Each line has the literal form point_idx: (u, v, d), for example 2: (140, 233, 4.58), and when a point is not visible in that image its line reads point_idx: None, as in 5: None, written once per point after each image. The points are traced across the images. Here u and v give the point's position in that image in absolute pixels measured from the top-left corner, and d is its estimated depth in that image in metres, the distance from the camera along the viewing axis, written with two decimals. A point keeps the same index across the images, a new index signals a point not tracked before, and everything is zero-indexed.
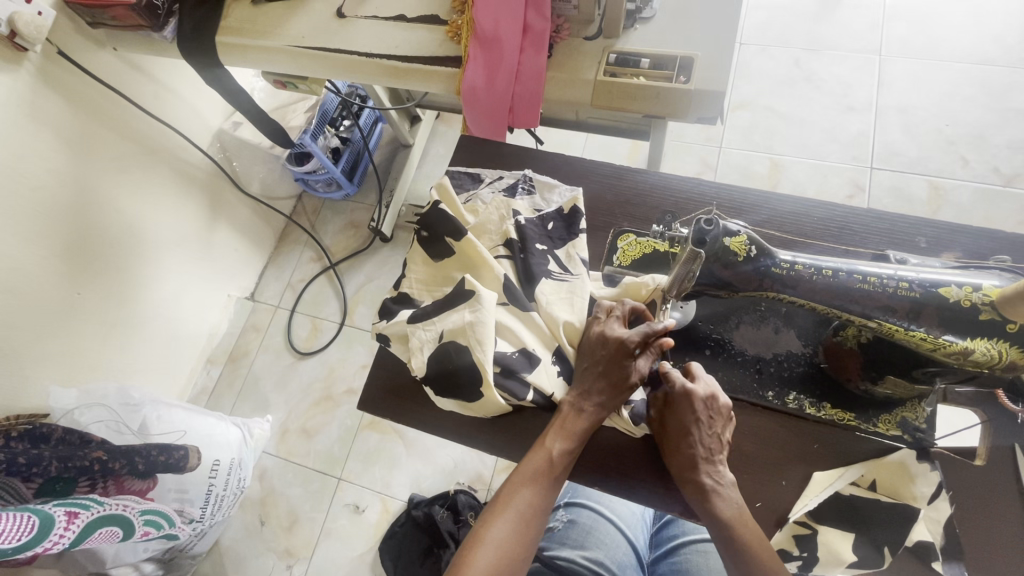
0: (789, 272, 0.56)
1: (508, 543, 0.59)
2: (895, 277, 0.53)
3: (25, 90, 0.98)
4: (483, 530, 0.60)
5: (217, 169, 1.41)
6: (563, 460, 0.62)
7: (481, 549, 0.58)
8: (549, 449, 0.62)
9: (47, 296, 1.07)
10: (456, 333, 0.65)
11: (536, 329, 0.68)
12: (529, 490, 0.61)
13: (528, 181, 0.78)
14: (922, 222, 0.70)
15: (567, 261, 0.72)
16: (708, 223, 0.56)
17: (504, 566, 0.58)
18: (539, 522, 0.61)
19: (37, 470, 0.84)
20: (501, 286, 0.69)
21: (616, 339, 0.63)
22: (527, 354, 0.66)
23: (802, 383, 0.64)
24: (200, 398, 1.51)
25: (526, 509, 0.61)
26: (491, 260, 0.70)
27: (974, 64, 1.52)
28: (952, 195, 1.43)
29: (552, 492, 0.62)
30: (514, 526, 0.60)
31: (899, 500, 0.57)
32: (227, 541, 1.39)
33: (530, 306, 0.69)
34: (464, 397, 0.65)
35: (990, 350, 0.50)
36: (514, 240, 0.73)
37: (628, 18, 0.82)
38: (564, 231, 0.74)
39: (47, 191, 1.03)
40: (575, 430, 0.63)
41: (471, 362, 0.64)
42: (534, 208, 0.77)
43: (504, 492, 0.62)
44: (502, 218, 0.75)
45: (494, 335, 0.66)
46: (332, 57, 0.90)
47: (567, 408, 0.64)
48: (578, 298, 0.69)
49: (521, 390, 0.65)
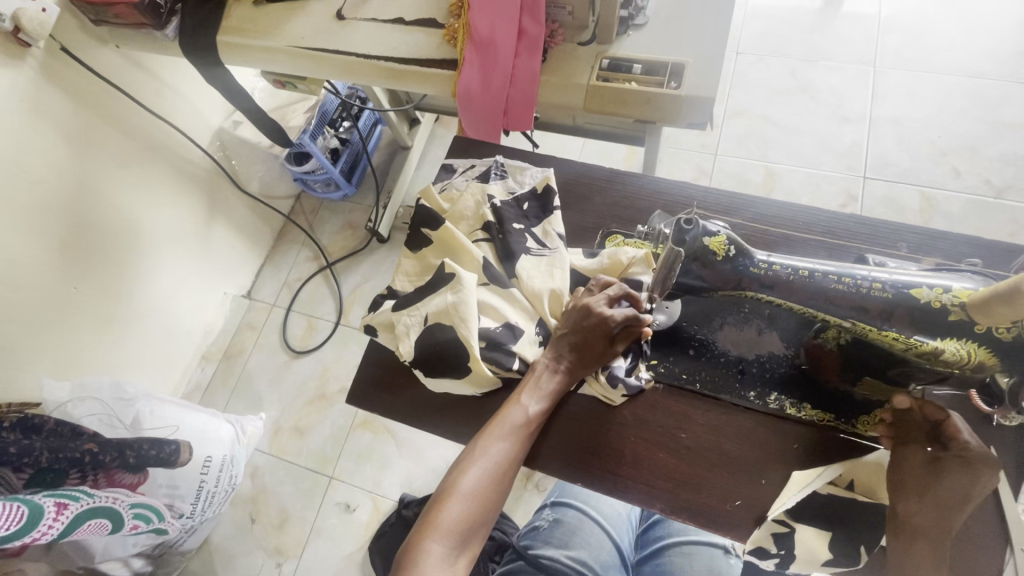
0: (767, 272, 0.57)
1: (482, 495, 0.59)
2: (869, 278, 0.54)
3: (28, 85, 0.99)
4: (458, 480, 0.60)
5: (216, 167, 1.42)
6: (537, 419, 0.64)
7: (455, 499, 0.58)
8: (524, 407, 0.63)
9: (43, 291, 1.08)
10: (440, 315, 0.67)
11: (519, 305, 0.70)
12: (504, 444, 0.62)
13: (500, 166, 0.79)
14: (905, 228, 0.71)
15: (544, 236, 0.74)
16: (687, 223, 0.58)
17: (477, 515, 0.58)
18: (512, 473, 0.62)
19: (28, 460, 0.86)
20: (481, 267, 0.71)
21: (600, 314, 0.64)
22: (510, 326, 0.68)
23: (783, 384, 0.65)
24: (194, 394, 1.52)
25: (500, 462, 0.61)
26: (470, 246, 0.72)
27: (967, 77, 1.54)
28: (944, 206, 1.45)
29: (525, 448, 0.63)
30: (488, 478, 0.60)
31: (876, 499, 0.58)
32: (217, 538, 1.39)
33: (510, 283, 0.71)
34: (453, 375, 0.66)
35: (959, 350, 0.51)
36: (491, 223, 0.75)
37: (622, 24, 0.83)
38: (539, 211, 0.76)
39: (47, 185, 1.04)
40: (548, 392, 0.64)
41: (456, 338, 0.66)
42: (509, 190, 0.78)
43: (478, 443, 0.62)
44: (479, 204, 0.76)
45: (477, 312, 0.67)
46: (329, 58, 0.92)
47: (542, 367, 0.66)
48: (558, 268, 0.71)
49: (508, 359, 0.66)
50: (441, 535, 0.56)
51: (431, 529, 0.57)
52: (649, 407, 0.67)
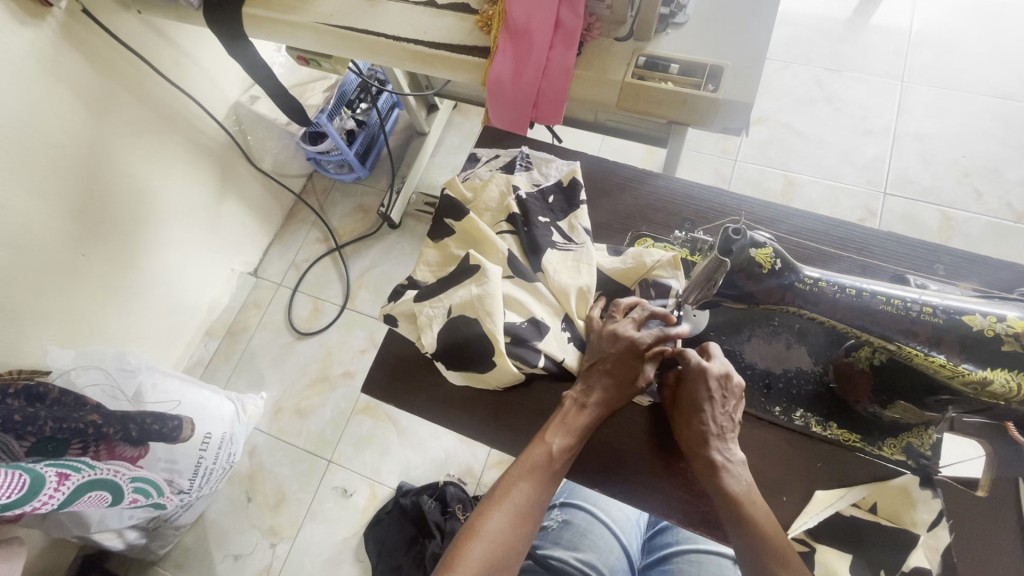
0: (812, 288, 0.56)
1: (503, 537, 0.58)
2: (919, 301, 0.53)
3: (46, 45, 0.96)
4: (480, 522, 0.59)
5: (230, 141, 1.40)
6: (562, 455, 0.61)
7: (476, 542, 0.57)
8: (548, 444, 0.62)
9: (52, 256, 1.06)
10: (464, 307, 0.65)
11: (545, 300, 0.68)
12: (526, 484, 0.61)
13: (525, 157, 0.79)
14: (939, 249, 0.69)
15: (570, 231, 0.72)
16: (736, 233, 0.55)
17: (498, 561, 0.57)
18: (535, 516, 0.60)
19: (32, 428, 0.84)
20: (506, 260, 0.69)
21: (627, 340, 0.63)
22: (536, 323, 0.66)
23: (809, 401, 0.64)
24: (195, 369, 1.51)
25: (523, 503, 0.60)
26: (494, 237, 0.70)
27: (994, 98, 1.52)
28: (963, 227, 1.44)
29: (549, 487, 0.61)
30: (508, 521, 0.59)
31: (898, 525, 0.57)
32: (213, 515, 1.39)
33: (536, 277, 0.69)
34: (476, 368, 0.66)
35: (1008, 382, 0.50)
36: (516, 215, 0.73)
37: (661, 22, 0.81)
38: (564, 204, 0.74)
39: (61, 149, 1.02)
40: (576, 426, 0.62)
41: (481, 332, 0.64)
42: (534, 181, 0.77)
43: (501, 485, 0.61)
44: (503, 195, 0.75)
45: (503, 307, 0.66)
46: (357, 37, 0.90)
47: (569, 404, 0.64)
48: (585, 266, 0.69)
49: (533, 357, 0.65)
50: None
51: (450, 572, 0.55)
52: None
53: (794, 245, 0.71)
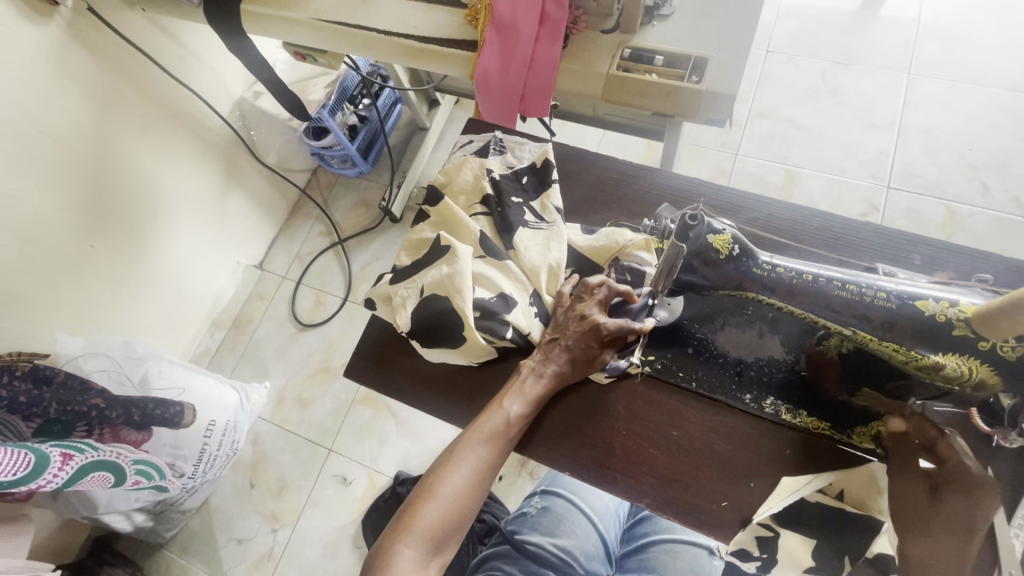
0: (769, 274, 0.57)
1: (459, 497, 0.60)
2: (874, 287, 0.53)
3: (54, 43, 1.00)
4: (437, 482, 0.61)
5: (235, 136, 1.43)
6: (518, 422, 0.64)
7: (433, 501, 0.60)
8: (506, 411, 0.64)
9: (61, 248, 1.10)
10: (435, 286, 0.67)
11: (513, 276, 0.70)
12: (484, 448, 0.62)
13: (499, 141, 0.81)
14: (920, 240, 0.69)
15: (542, 210, 0.75)
16: (692, 219, 0.57)
17: (453, 519, 0.60)
18: (491, 477, 0.63)
19: (37, 410, 0.88)
20: (478, 240, 0.72)
21: (591, 322, 0.64)
22: (505, 297, 0.68)
23: (780, 389, 0.64)
24: (202, 359, 1.55)
25: (480, 465, 0.62)
26: (467, 219, 0.73)
27: (1004, 90, 1.48)
28: (968, 222, 1.41)
29: (505, 451, 0.64)
30: (466, 483, 0.61)
31: (864, 512, 0.58)
32: (217, 500, 1.43)
33: (507, 256, 0.72)
34: (449, 344, 0.68)
35: (960, 367, 0.50)
36: (490, 196, 0.75)
37: (647, 14, 0.82)
38: (537, 184, 0.77)
39: (69, 144, 1.06)
40: (532, 396, 0.64)
41: (451, 308, 0.67)
42: (507, 165, 0.79)
43: (459, 446, 0.63)
44: (478, 178, 0.77)
45: (472, 283, 0.68)
46: (349, 32, 0.91)
47: (526, 372, 0.66)
48: (554, 243, 0.72)
49: (502, 329, 0.67)
50: (414, 538, 0.57)
51: (407, 531, 0.58)
52: (647, 403, 0.67)
53: (771, 235, 0.72)
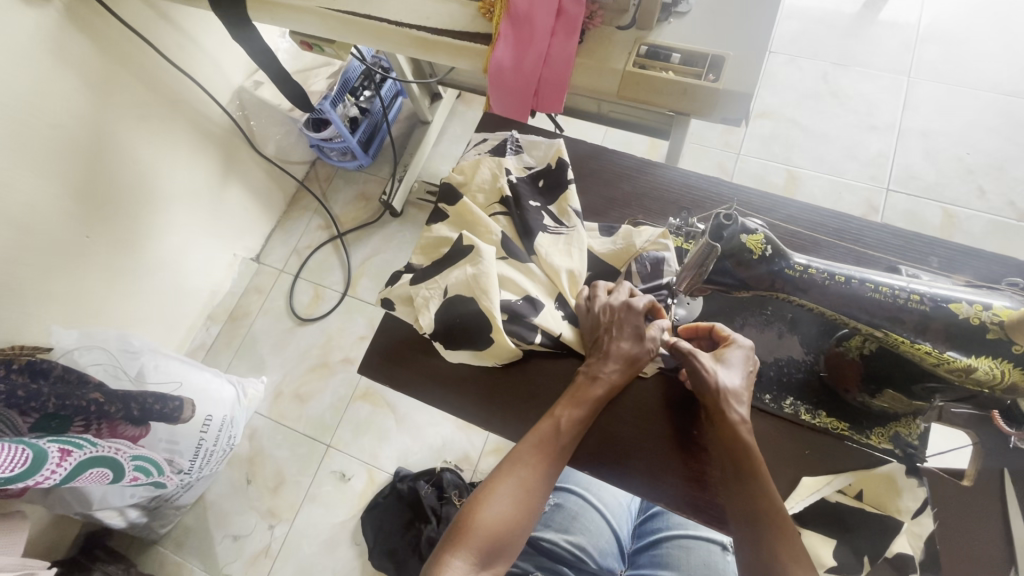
0: (802, 275, 0.57)
1: (512, 506, 0.60)
2: (907, 289, 0.54)
3: (52, 26, 0.97)
4: (490, 491, 0.61)
5: (234, 127, 1.41)
6: (570, 430, 0.62)
7: (485, 509, 0.59)
8: (556, 419, 0.63)
9: (56, 237, 1.07)
10: (461, 287, 0.67)
11: (537, 279, 0.70)
12: (535, 455, 0.61)
13: (515, 141, 0.80)
14: (937, 241, 0.70)
15: (561, 215, 0.74)
16: (727, 219, 0.57)
17: (508, 528, 0.59)
18: (546, 487, 0.61)
19: (35, 404, 0.85)
20: (500, 241, 0.71)
21: (625, 306, 0.65)
22: (532, 300, 0.68)
23: (800, 389, 0.66)
24: (197, 353, 1.52)
25: (532, 473, 0.61)
26: (487, 220, 0.72)
27: (1002, 95, 1.51)
28: (965, 224, 1.43)
29: (558, 462, 0.62)
30: (519, 492, 0.60)
31: (884, 512, 0.59)
32: (213, 496, 1.41)
33: (529, 260, 0.72)
34: (473, 346, 0.67)
35: (992, 369, 0.50)
36: (509, 198, 0.75)
37: (664, 11, 0.81)
38: (553, 187, 0.77)
39: (64, 131, 1.03)
40: (586, 400, 0.64)
41: (478, 310, 0.66)
42: (524, 165, 0.79)
43: (511, 455, 0.63)
44: (496, 177, 0.76)
45: (498, 285, 0.68)
46: (360, 23, 0.90)
47: (580, 377, 0.66)
48: (576, 248, 0.72)
49: (530, 334, 0.67)
50: (466, 548, 0.57)
51: (460, 539, 0.58)
52: (674, 400, 0.68)
53: (786, 235, 0.72)
